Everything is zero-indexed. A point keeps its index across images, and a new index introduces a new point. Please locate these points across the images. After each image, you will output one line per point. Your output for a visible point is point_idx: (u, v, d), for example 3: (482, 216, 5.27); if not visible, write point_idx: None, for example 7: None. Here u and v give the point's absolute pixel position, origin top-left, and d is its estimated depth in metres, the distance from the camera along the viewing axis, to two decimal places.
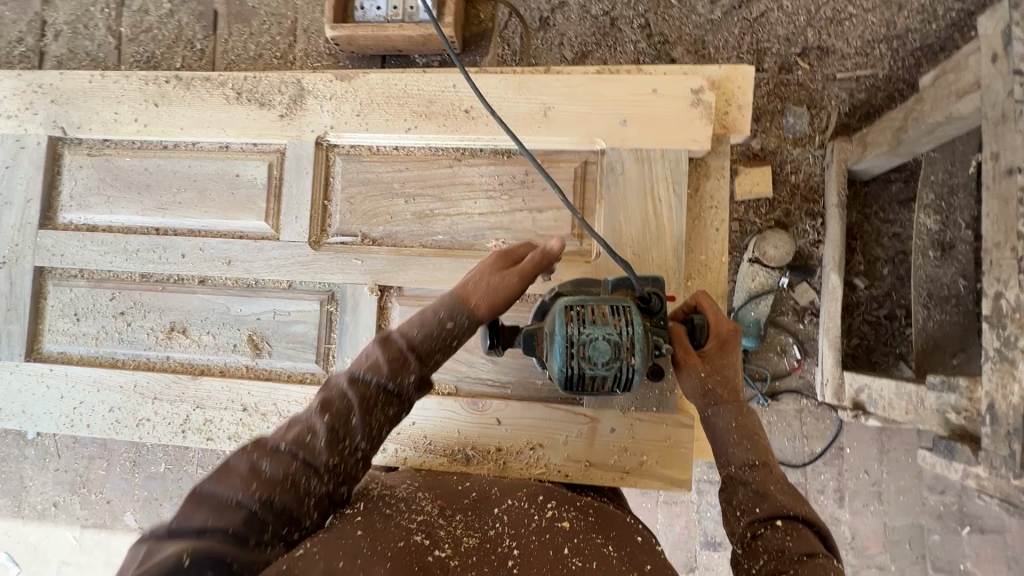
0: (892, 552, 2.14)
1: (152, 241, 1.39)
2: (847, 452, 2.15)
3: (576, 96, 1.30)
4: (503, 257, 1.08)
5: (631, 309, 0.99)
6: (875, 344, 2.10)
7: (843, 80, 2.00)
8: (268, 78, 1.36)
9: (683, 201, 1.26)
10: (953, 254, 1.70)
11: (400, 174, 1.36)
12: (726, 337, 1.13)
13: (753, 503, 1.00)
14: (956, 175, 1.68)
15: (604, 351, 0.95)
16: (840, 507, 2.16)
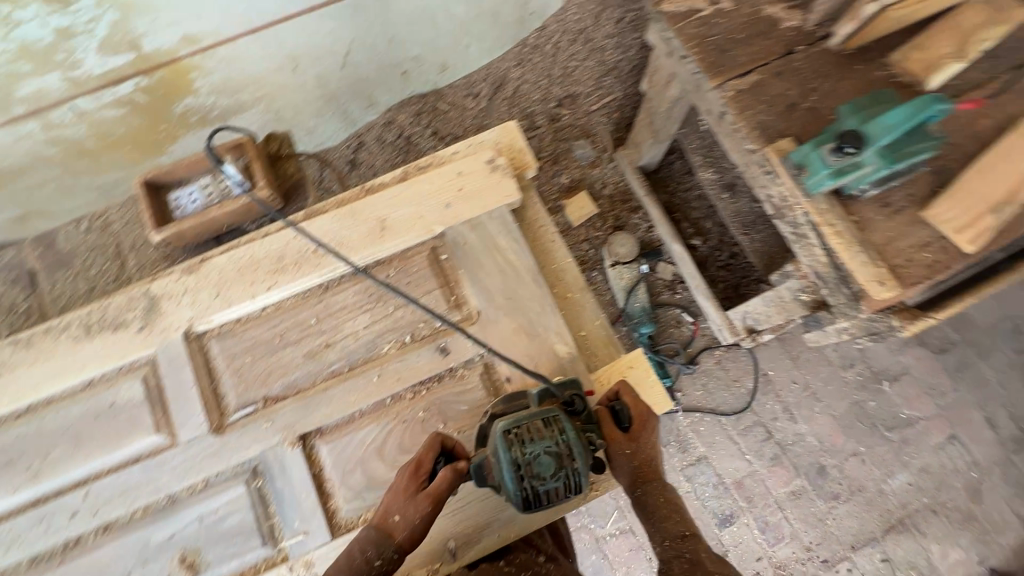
0: (854, 437, 2.46)
1: (33, 515, 1.25)
2: (772, 374, 2.51)
3: (399, 200, 1.49)
4: (421, 474, 1.15)
5: (562, 417, 1.11)
6: (737, 280, 2.50)
7: (598, 110, 2.53)
8: (115, 302, 1.39)
9: (521, 238, 1.46)
10: (737, 192, 2.32)
11: (278, 328, 1.39)
12: (645, 416, 1.26)
13: (688, 573, 1.08)
14: (707, 138, 2.37)
15: (548, 465, 1.06)
16: (795, 423, 2.48)
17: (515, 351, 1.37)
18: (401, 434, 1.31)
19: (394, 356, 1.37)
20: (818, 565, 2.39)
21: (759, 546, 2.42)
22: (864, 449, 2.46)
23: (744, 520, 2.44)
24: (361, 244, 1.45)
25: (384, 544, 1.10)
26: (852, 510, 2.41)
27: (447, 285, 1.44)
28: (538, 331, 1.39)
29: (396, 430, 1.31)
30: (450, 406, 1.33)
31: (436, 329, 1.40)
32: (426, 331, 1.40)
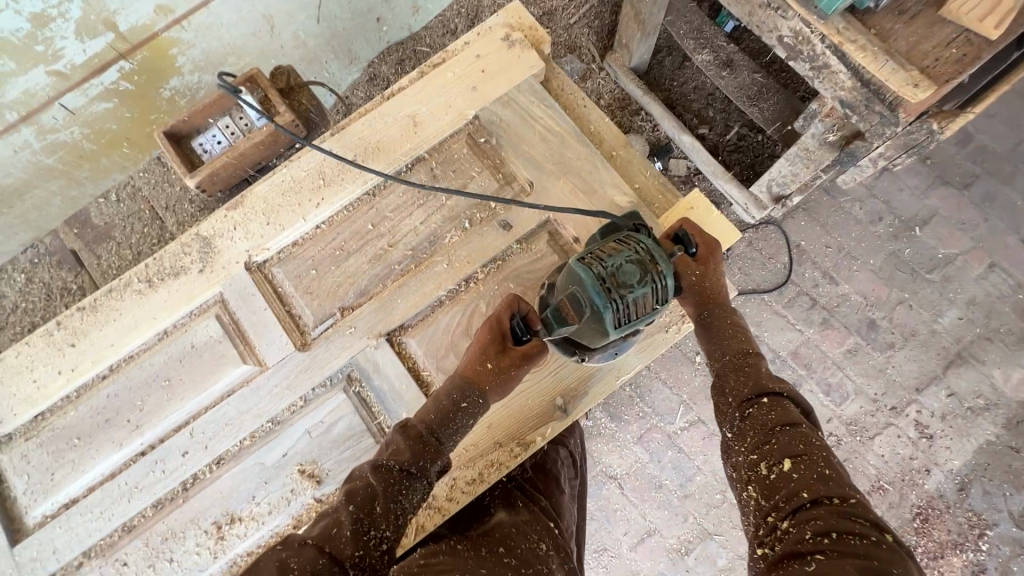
0: (899, 285, 2.02)
1: (145, 463, 1.26)
2: (803, 245, 2.06)
3: (425, 94, 1.46)
4: (500, 330, 1.21)
5: (635, 237, 1.15)
6: (752, 159, 2.29)
7: (579, 24, 2.35)
8: (169, 250, 1.37)
9: (555, 106, 1.44)
10: (737, 65, 2.05)
11: (336, 242, 1.38)
12: (712, 245, 1.27)
13: (741, 384, 1.07)
14: (694, 20, 2.08)
15: (634, 271, 1.09)
16: (837, 285, 2.04)
17: (575, 212, 1.36)
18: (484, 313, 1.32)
19: (458, 242, 1.35)
20: (888, 414, 1.96)
21: (827, 408, 1.98)
22: (911, 294, 2.01)
23: (808, 386, 2.00)
24: (398, 145, 1.42)
25: (469, 387, 1.15)
26: (912, 354, 1.98)
27: (493, 167, 1.43)
28: (595, 189, 1.38)
29: (479, 310, 1.32)
30: (527, 278, 1.35)
31: (493, 209, 1.39)
32: (484, 213, 1.39)
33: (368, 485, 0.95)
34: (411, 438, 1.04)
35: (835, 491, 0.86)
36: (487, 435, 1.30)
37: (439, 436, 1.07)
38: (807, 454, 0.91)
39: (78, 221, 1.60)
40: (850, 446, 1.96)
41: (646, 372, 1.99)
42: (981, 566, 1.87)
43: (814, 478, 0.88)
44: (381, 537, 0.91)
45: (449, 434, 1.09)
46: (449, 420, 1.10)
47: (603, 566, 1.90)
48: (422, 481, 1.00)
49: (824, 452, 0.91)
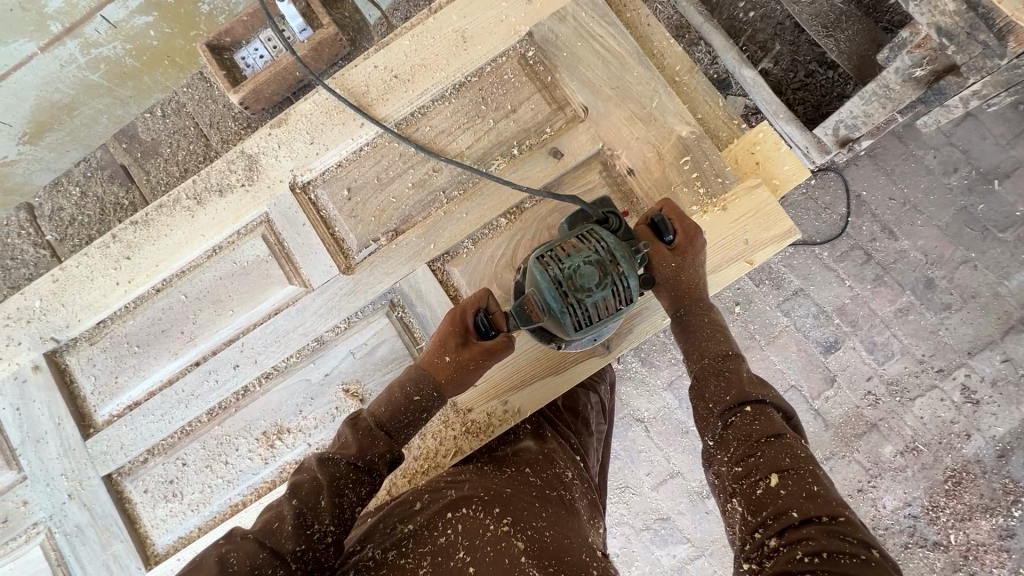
0: (965, 243, 1.86)
1: (199, 373, 1.32)
2: (864, 196, 1.90)
3: (475, 6, 1.34)
4: (463, 322, 1.15)
5: (599, 233, 1.07)
6: (818, 100, 1.99)
7: None
8: (215, 168, 1.36)
9: (617, 22, 1.31)
10: None
11: (381, 164, 1.35)
12: (692, 232, 1.16)
13: (723, 392, 0.99)
14: None
15: (592, 273, 1.02)
16: (895, 240, 1.89)
17: (630, 142, 1.28)
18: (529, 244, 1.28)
19: (506, 169, 1.30)
20: (935, 375, 1.87)
21: (868, 367, 1.90)
22: (977, 254, 1.86)
23: (851, 344, 1.91)
24: (443, 63, 1.34)
25: (425, 381, 1.10)
26: (969, 317, 1.86)
27: (545, 90, 1.34)
28: (654, 117, 1.29)
29: (524, 241, 1.29)
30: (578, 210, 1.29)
31: (543, 136, 1.32)
32: (534, 140, 1.32)
33: (313, 478, 0.92)
34: (358, 431, 1.01)
35: (823, 508, 0.82)
36: (522, 371, 1.31)
37: (388, 430, 1.04)
38: (795, 468, 0.86)
39: (126, 136, 1.61)
40: (888, 406, 1.89)
41: None
42: (1010, 530, 1.82)
43: (802, 496, 0.83)
44: (324, 531, 0.88)
45: (400, 428, 1.05)
46: (401, 414, 1.06)
47: (624, 501, 1.94)
48: (372, 475, 0.97)
49: (812, 467, 0.87)
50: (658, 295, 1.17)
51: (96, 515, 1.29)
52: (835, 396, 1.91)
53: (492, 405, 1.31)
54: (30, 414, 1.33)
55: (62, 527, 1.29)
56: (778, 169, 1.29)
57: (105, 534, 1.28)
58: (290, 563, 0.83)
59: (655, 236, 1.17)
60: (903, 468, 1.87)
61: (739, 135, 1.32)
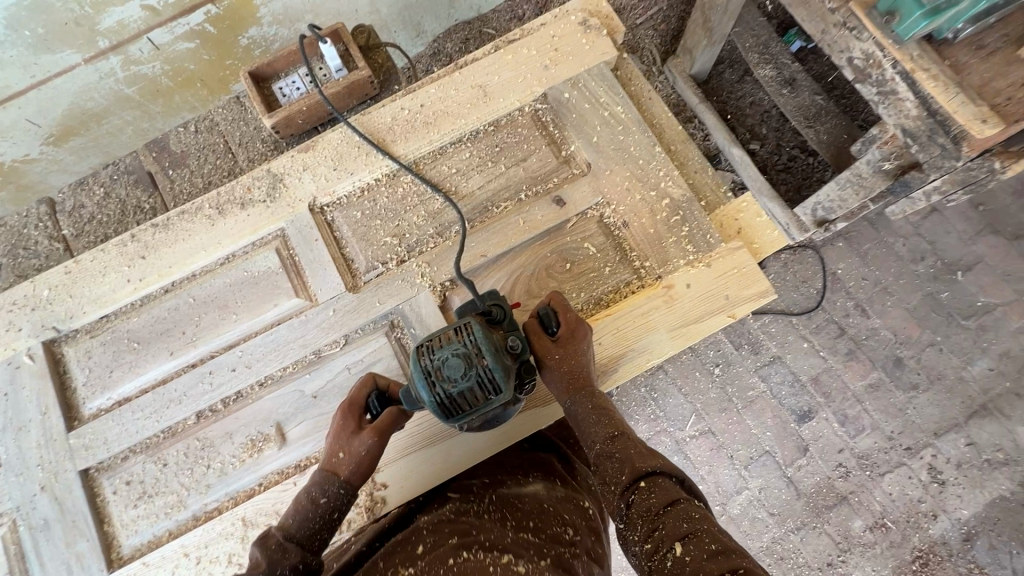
0: (932, 327, 2.00)
1: (195, 374, 1.34)
2: (840, 272, 2.05)
3: (498, 67, 1.51)
4: (352, 411, 1.17)
5: (471, 322, 1.07)
6: (799, 182, 2.19)
7: (643, 23, 2.18)
8: (239, 183, 1.46)
9: (623, 93, 1.48)
10: (798, 85, 2.02)
11: (396, 195, 1.45)
12: (574, 327, 1.23)
13: (618, 471, 1.02)
14: (762, 33, 2.07)
15: (458, 365, 1.01)
16: (868, 318, 2.02)
17: (627, 197, 1.41)
18: (529, 281, 1.38)
19: (512, 211, 1.41)
20: (903, 452, 1.94)
21: (840, 440, 1.97)
22: (942, 338, 1.99)
23: (824, 415, 1.99)
24: (464, 111, 1.48)
25: (326, 480, 1.08)
26: (935, 398, 1.96)
27: (553, 144, 1.48)
28: (651, 179, 1.42)
29: (523, 278, 1.38)
30: (577, 254, 1.40)
31: (549, 185, 1.44)
32: (540, 187, 1.44)
33: None
34: (266, 545, 0.98)
35: (723, 565, 0.80)
36: None
37: (300, 539, 1.00)
38: (693, 532, 0.87)
39: (157, 146, 1.72)
40: (859, 479, 1.94)
41: (663, 376, 2.04)
42: None
43: (704, 558, 0.82)
44: None
45: (312, 532, 1.01)
46: (310, 520, 1.03)
47: None
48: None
49: (708, 527, 0.87)
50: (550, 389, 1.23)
51: (67, 510, 1.27)
52: (808, 465, 1.96)
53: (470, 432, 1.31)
54: (18, 400, 1.34)
55: (29, 520, 1.27)
56: (759, 237, 1.43)
57: (73, 531, 1.26)
58: None
59: (541, 331, 1.23)
60: (872, 544, 1.90)
61: (725, 203, 1.46)
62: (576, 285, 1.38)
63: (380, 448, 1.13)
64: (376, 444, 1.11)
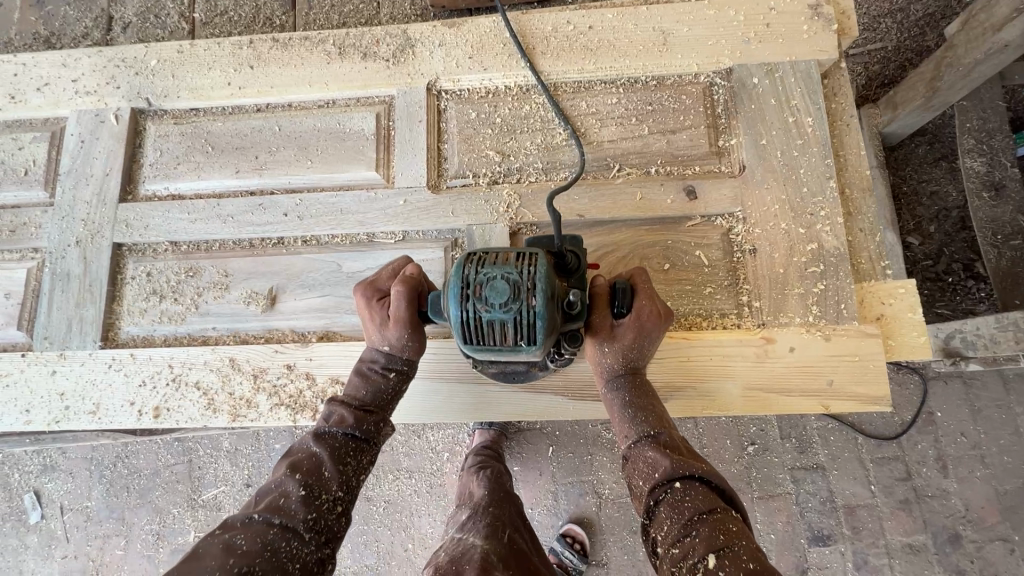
0: (1014, 521, 1.64)
1: (249, 201, 1.27)
2: (938, 416, 1.70)
3: (692, 20, 1.27)
4: (374, 298, 1.07)
5: (539, 255, 0.91)
6: (943, 301, 1.74)
7: (855, 55, 1.75)
8: (371, 31, 1.33)
9: (822, 105, 1.20)
10: (1004, 195, 1.70)
11: (519, 111, 1.28)
12: (643, 317, 1.02)
13: (651, 468, 0.94)
14: (991, 119, 1.70)
15: (502, 291, 0.86)
16: (945, 476, 1.68)
17: (768, 222, 1.17)
18: (612, 262, 1.20)
19: (632, 181, 1.21)
20: None
21: None
22: (1020, 540, 1.63)
23: (840, 545, 1.66)
24: (634, 53, 1.26)
25: (387, 360, 1.07)
26: None
27: (712, 129, 1.24)
28: (806, 214, 1.16)
29: (612, 257, 1.20)
30: (680, 258, 1.19)
31: (686, 171, 1.22)
32: (674, 169, 1.22)
33: (312, 456, 0.96)
34: (349, 404, 1.04)
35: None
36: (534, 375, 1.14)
37: (377, 404, 1.05)
38: (728, 546, 0.80)
39: None
40: None
41: (692, 427, 1.73)
42: None
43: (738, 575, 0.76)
44: (332, 501, 0.92)
45: (389, 401, 1.06)
46: (382, 390, 1.05)
47: None
48: (371, 444, 1.02)
49: (745, 542, 0.82)
50: (589, 363, 1.10)
51: (88, 273, 1.26)
52: None
53: (477, 391, 1.14)
54: (89, 152, 1.33)
55: (54, 266, 1.27)
56: (897, 335, 1.16)
57: (85, 294, 1.25)
58: (302, 532, 0.86)
59: (607, 300, 1.04)
60: None
61: (876, 279, 1.19)
62: (664, 290, 1.18)
63: (419, 332, 1.06)
64: (410, 333, 1.04)
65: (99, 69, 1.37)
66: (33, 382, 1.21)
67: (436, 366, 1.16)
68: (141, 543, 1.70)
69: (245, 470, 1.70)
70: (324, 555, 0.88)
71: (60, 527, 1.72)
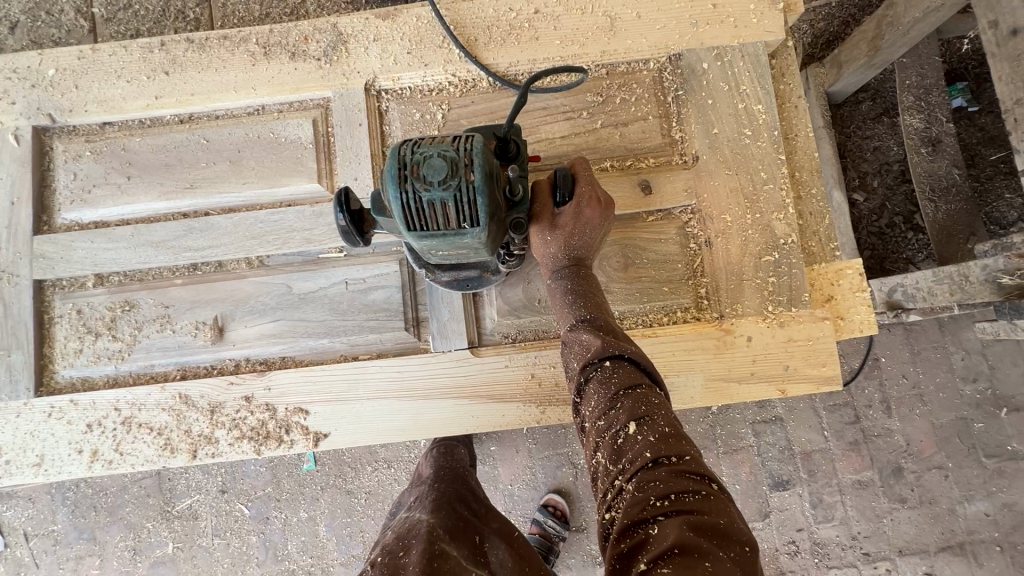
0: (948, 451, 1.74)
1: (182, 225, 1.18)
2: (882, 361, 1.77)
3: (638, 3, 1.22)
4: None
5: (477, 134, 0.79)
6: (884, 252, 1.80)
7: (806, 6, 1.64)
8: (298, 27, 1.22)
9: (771, 89, 1.19)
10: (942, 148, 1.68)
11: (467, 109, 1.22)
12: (585, 204, 0.97)
13: (583, 350, 0.91)
14: (930, 75, 1.66)
15: (439, 168, 0.74)
16: (888, 417, 1.76)
17: (723, 213, 1.17)
18: None
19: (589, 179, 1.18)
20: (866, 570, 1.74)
21: (803, 519, 1.73)
22: (954, 466, 1.74)
23: (799, 490, 1.74)
24: (583, 42, 1.21)
25: None
26: (914, 518, 1.73)
27: (664, 119, 1.22)
28: (759, 202, 1.17)
29: None
30: (639, 255, 1.18)
31: (641, 163, 1.20)
32: (628, 162, 1.20)
33: None
34: None
35: (674, 448, 0.75)
36: (502, 383, 1.14)
37: None
38: (649, 414, 0.79)
39: None
40: (803, 563, 1.72)
41: None
42: None
43: (654, 439, 0.76)
44: None
45: None
46: None
47: None
48: None
49: (666, 411, 0.80)
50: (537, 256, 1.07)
51: (10, 317, 1.16)
52: (759, 530, 1.73)
53: (444, 404, 1.13)
54: None
55: None
56: (848, 313, 1.21)
57: (9, 340, 1.15)
58: None
59: (549, 192, 0.99)
60: None
61: (827, 261, 1.23)
62: (626, 289, 1.18)
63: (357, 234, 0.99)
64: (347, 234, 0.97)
65: None
66: None
67: (402, 385, 1.14)
68: (117, 560, 1.62)
69: (217, 476, 1.64)
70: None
71: (27, 553, 1.62)
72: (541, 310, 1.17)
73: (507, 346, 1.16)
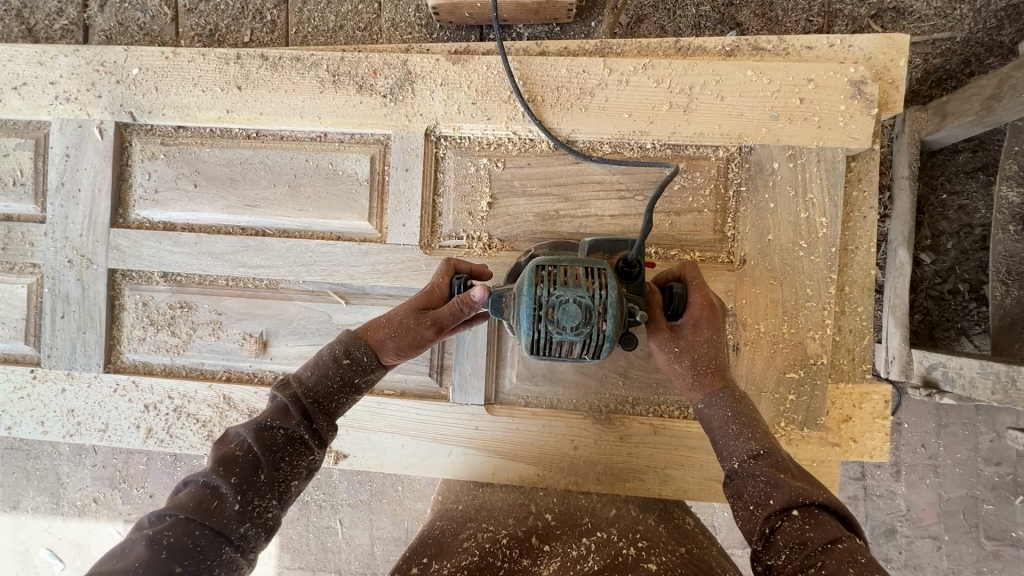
0: (949, 524, 1.68)
1: (241, 240, 1.26)
2: (904, 427, 1.68)
3: (719, 86, 1.15)
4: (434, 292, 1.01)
5: (607, 271, 0.85)
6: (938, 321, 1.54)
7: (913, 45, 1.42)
8: (369, 58, 1.21)
9: (840, 202, 1.13)
10: None
11: (522, 171, 1.21)
12: (713, 317, 0.97)
13: (764, 493, 0.80)
14: None
15: (574, 315, 0.81)
16: (896, 481, 1.69)
17: (757, 322, 1.16)
18: None
19: None
20: None
21: None
22: (949, 540, 1.69)
23: None
24: (651, 119, 1.16)
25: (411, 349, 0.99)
26: None
27: (720, 213, 1.18)
28: (797, 319, 1.15)
29: None
30: None
31: (686, 255, 1.18)
32: (673, 252, 1.19)
33: (247, 452, 0.83)
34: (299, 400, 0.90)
35: None
36: (506, 438, 1.22)
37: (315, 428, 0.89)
38: None
39: None
40: None
41: None
42: None
43: None
44: (266, 505, 0.81)
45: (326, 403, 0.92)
46: (328, 379, 0.93)
47: None
48: (308, 449, 0.87)
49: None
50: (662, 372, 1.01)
51: (86, 298, 1.29)
52: None
53: (452, 448, 1.23)
54: (75, 168, 1.28)
55: (53, 287, 1.29)
56: (862, 437, 1.20)
57: (85, 319, 1.29)
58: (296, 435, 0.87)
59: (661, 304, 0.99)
60: None
61: (855, 380, 1.20)
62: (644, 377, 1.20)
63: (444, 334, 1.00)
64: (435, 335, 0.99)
65: (77, 73, 1.27)
66: (45, 397, 1.30)
67: (417, 426, 1.23)
68: None
69: None
70: (268, 525, 0.80)
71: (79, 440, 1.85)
72: (558, 380, 1.21)
73: (521, 408, 1.22)
